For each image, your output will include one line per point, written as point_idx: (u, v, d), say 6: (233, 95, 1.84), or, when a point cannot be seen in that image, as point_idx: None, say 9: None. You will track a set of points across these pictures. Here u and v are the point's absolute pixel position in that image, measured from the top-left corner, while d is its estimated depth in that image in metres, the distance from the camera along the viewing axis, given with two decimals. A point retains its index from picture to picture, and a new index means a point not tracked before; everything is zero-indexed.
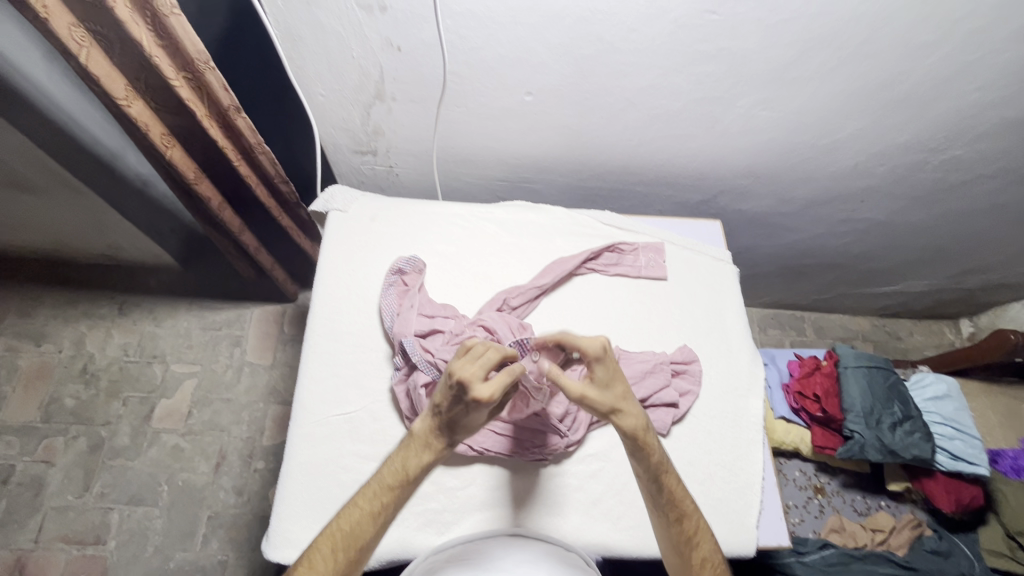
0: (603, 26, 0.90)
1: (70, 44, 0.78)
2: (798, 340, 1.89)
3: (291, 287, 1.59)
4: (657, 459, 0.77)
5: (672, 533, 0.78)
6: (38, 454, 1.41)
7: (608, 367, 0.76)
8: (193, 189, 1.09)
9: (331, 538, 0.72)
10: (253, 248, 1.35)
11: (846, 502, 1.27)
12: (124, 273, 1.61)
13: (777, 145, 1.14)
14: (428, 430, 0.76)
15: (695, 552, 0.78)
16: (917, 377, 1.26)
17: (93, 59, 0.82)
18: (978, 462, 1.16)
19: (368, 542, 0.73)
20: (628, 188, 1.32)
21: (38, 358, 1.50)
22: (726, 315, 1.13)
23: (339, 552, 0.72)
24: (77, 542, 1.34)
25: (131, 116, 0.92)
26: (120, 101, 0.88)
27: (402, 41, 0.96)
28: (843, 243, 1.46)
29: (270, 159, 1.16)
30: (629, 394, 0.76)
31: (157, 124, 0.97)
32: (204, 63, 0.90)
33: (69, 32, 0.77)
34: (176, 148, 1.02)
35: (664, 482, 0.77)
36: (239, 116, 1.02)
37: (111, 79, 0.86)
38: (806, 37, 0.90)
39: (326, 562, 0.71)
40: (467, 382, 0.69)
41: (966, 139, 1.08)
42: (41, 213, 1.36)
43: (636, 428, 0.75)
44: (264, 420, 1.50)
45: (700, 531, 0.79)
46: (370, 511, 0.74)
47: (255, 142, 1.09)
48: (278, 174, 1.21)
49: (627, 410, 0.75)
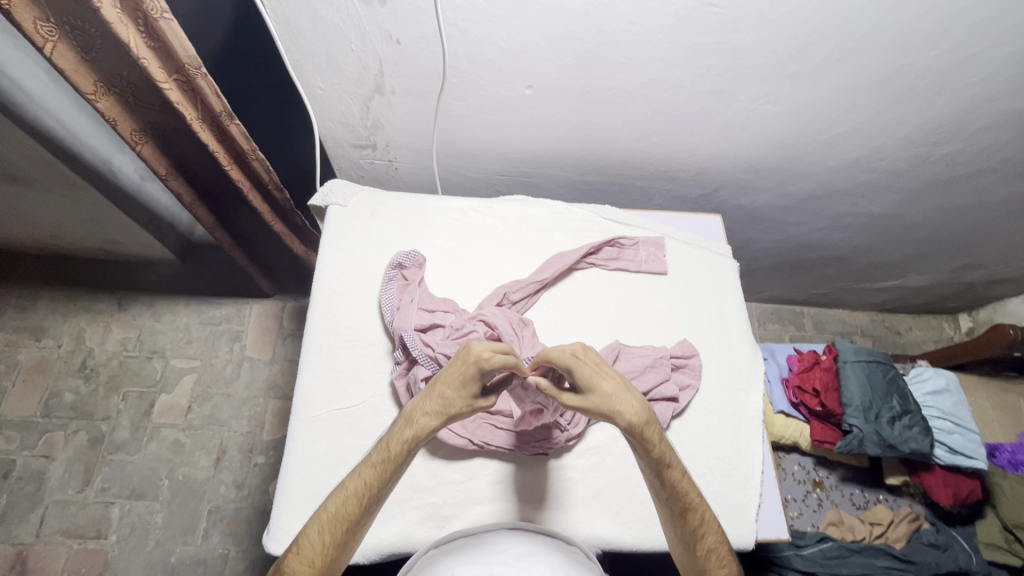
0: (603, 19, 0.89)
1: (37, 38, 0.76)
2: (798, 335, 1.90)
3: (265, 284, 1.57)
4: (659, 452, 0.77)
5: (678, 525, 0.79)
6: (39, 449, 1.41)
7: (586, 371, 0.76)
8: (162, 184, 1.11)
9: (318, 523, 0.72)
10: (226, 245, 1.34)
11: (845, 496, 1.27)
12: (122, 267, 1.61)
13: (778, 140, 1.14)
14: (418, 408, 0.77)
15: (701, 544, 0.78)
16: (916, 371, 1.27)
17: (60, 53, 0.80)
18: (976, 456, 1.16)
19: (352, 524, 0.73)
20: (628, 182, 1.32)
21: (38, 353, 1.50)
22: (726, 310, 1.13)
23: (325, 533, 0.72)
24: (78, 536, 1.34)
25: (98, 110, 0.92)
26: (87, 95, 0.88)
27: (402, 34, 0.95)
28: (843, 238, 1.46)
29: (263, 165, 1.15)
30: (619, 390, 0.76)
31: (128, 121, 0.97)
32: (196, 68, 0.89)
33: (35, 28, 0.75)
34: (147, 145, 1.03)
35: (668, 475, 0.78)
36: (232, 123, 1.02)
37: (79, 74, 0.85)
38: (808, 30, 0.90)
39: (314, 548, 0.71)
40: (474, 345, 0.75)
41: (965, 134, 1.08)
42: (37, 208, 1.35)
43: (633, 421, 0.75)
44: (264, 415, 1.50)
45: (707, 524, 0.79)
46: (355, 492, 0.74)
47: (249, 149, 1.08)
48: (273, 182, 1.21)
49: (619, 407, 0.75)
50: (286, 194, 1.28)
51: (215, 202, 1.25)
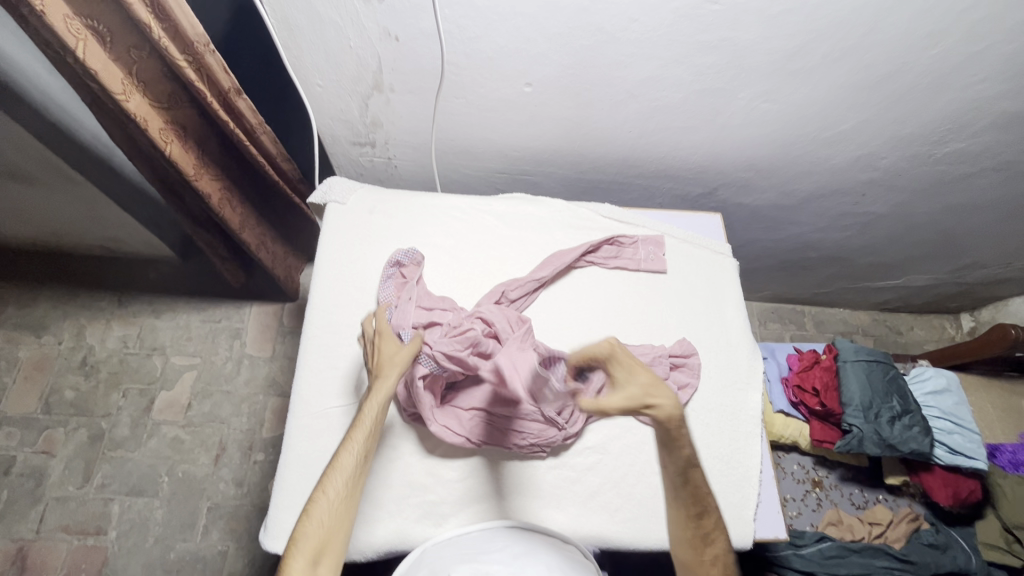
0: (602, 16, 0.89)
1: (69, 39, 0.77)
2: (798, 334, 1.89)
3: (292, 283, 1.58)
4: (687, 455, 0.79)
5: (691, 526, 0.82)
6: (39, 445, 1.42)
7: (623, 363, 0.74)
8: (193, 187, 1.09)
9: (325, 484, 0.75)
10: (255, 244, 1.34)
11: (845, 495, 1.26)
12: (123, 264, 1.61)
13: (778, 138, 1.13)
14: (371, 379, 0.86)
15: (709, 548, 0.80)
16: (917, 371, 1.27)
17: (90, 53, 0.81)
18: (976, 456, 1.16)
19: (350, 476, 0.76)
20: (628, 180, 1.31)
21: (38, 349, 1.51)
22: (726, 308, 1.13)
23: (330, 492, 0.75)
24: (78, 532, 1.35)
25: (131, 112, 0.91)
26: (118, 95, 0.88)
27: (400, 31, 0.95)
28: (843, 237, 1.45)
29: (270, 137, 1.14)
30: (658, 382, 0.72)
31: (154, 119, 0.97)
32: (205, 44, 0.88)
33: (66, 28, 0.77)
34: (174, 144, 1.02)
35: (691, 476, 0.81)
36: (239, 98, 1.01)
37: (109, 73, 0.85)
38: (808, 28, 0.89)
39: (325, 505, 0.74)
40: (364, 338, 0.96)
41: (967, 133, 1.07)
42: (37, 204, 1.35)
43: (670, 414, 0.72)
44: (264, 412, 1.51)
45: (717, 527, 0.81)
46: (348, 446, 0.78)
47: (256, 123, 1.08)
48: (278, 151, 1.19)
49: (658, 399, 0.71)
50: (289, 162, 1.27)
51: (234, 199, 1.24)
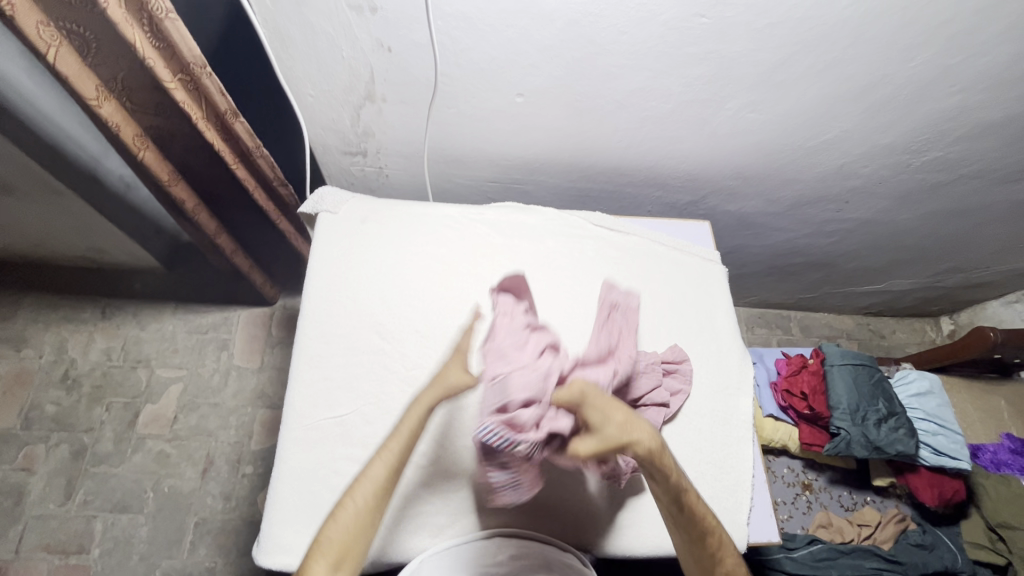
0: (593, 29, 0.90)
1: (39, 43, 0.76)
2: (785, 339, 1.92)
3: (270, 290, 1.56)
4: (676, 480, 0.72)
5: (697, 552, 0.75)
6: (18, 462, 1.38)
7: (595, 406, 0.72)
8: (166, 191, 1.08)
9: (353, 491, 0.74)
10: (229, 250, 1.31)
11: (833, 498, 1.28)
12: (106, 275, 1.58)
13: (765, 147, 1.16)
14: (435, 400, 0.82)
15: (720, 568, 0.74)
16: (900, 375, 1.30)
17: (62, 59, 0.80)
18: (960, 457, 1.19)
19: (379, 489, 0.74)
20: (619, 189, 1.33)
21: (18, 364, 1.47)
22: (716, 315, 1.15)
23: (351, 505, 0.73)
24: (59, 551, 1.31)
25: (103, 116, 0.90)
26: (90, 100, 0.86)
27: (393, 42, 0.95)
28: (829, 243, 1.48)
29: (269, 162, 1.15)
30: (632, 417, 0.71)
31: (129, 125, 0.95)
32: (201, 66, 0.89)
33: (37, 32, 0.75)
34: (149, 150, 1.00)
35: (684, 500, 0.74)
36: (236, 121, 1.02)
37: (82, 79, 0.84)
38: (793, 41, 0.92)
39: (344, 523, 0.71)
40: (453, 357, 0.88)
41: (945, 141, 1.11)
42: (19, 215, 1.32)
43: (652, 448, 0.69)
44: (252, 425, 1.48)
45: (723, 546, 0.76)
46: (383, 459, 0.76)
47: (253, 147, 1.08)
48: (277, 177, 1.20)
49: (636, 436, 0.69)
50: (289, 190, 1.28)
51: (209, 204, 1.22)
